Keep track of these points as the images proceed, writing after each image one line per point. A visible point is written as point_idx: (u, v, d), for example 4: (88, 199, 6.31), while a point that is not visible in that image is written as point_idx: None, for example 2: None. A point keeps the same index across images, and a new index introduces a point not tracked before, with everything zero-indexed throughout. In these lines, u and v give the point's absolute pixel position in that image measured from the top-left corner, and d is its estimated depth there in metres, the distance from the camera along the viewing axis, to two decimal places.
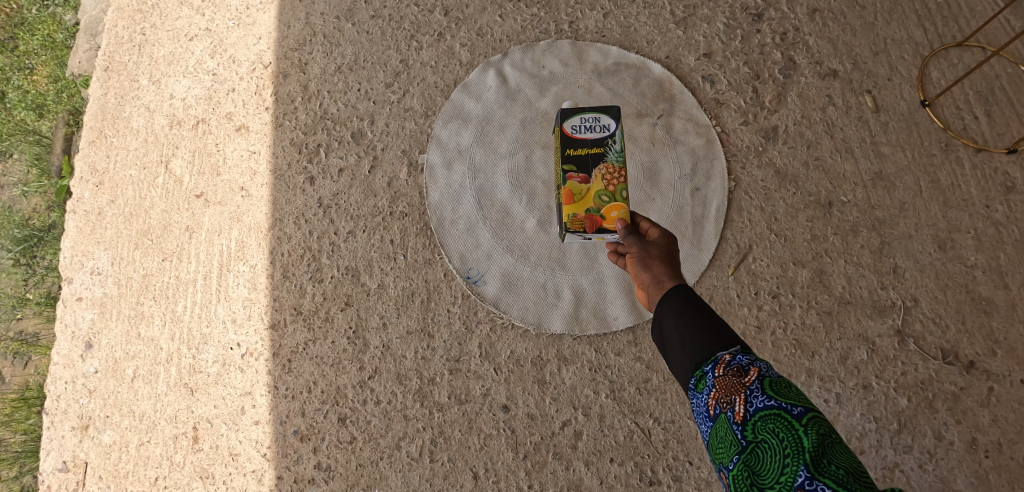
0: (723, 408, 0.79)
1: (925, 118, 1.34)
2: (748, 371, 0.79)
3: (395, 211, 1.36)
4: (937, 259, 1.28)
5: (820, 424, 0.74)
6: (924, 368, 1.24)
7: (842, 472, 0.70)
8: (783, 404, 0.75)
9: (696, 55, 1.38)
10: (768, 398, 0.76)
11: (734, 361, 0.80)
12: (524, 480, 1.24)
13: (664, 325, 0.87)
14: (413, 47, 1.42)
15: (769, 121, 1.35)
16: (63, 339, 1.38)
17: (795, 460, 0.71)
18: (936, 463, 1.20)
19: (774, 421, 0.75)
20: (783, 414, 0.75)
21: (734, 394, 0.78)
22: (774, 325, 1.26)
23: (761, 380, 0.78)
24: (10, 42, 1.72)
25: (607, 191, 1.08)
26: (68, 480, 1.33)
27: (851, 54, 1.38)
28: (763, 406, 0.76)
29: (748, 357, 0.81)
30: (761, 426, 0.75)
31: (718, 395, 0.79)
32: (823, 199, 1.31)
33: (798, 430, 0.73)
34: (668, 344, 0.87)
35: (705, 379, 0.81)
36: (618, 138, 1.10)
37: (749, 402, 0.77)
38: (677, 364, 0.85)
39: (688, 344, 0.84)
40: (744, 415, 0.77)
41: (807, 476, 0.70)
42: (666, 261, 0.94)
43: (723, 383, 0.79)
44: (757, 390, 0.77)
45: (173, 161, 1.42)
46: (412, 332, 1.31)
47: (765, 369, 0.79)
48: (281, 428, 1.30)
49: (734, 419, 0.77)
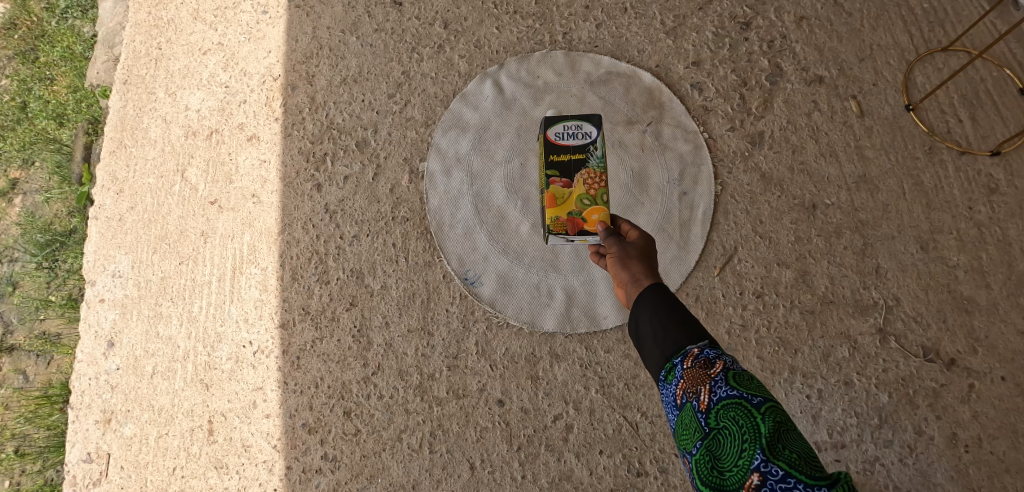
0: (690, 398, 0.84)
1: (910, 122, 1.38)
2: (714, 363, 0.84)
3: (397, 215, 1.43)
4: (919, 259, 1.33)
5: (777, 413, 0.79)
6: (905, 365, 1.29)
7: (795, 456, 0.75)
8: (744, 393, 0.81)
9: (685, 64, 1.44)
10: (730, 387, 0.81)
11: (702, 355, 0.86)
12: (518, 470, 1.32)
13: (639, 319, 0.93)
14: (415, 59, 1.49)
15: (755, 127, 1.40)
16: (87, 338, 1.47)
17: (752, 445, 0.76)
18: (915, 457, 1.25)
19: (735, 409, 0.80)
20: (744, 402, 0.80)
21: (699, 384, 0.84)
22: (758, 323, 1.33)
23: (725, 371, 0.83)
24: (33, 53, 1.84)
25: (588, 194, 1.14)
26: (92, 469, 1.42)
27: (837, 60, 1.42)
28: (726, 395, 0.81)
29: (715, 351, 0.86)
30: (723, 413, 0.80)
31: (686, 385, 0.85)
32: (807, 202, 1.37)
33: (757, 417, 0.78)
34: (642, 336, 0.92)
35: (674, 370, 0.87)
36: (599, 145, 1.16)
37: (713, 392, 0.82)
38: (649, 356, 0.91)
39: (660, 338, 0.90)
40: (708, 403, 0.82)
41: (763, 459, 0.75)
42: (642, 261, 1.00)
43: (690, 374, 0.85)
44: (721, 380, 0.82)
45: (189, 170, 1.51)
46: (413, 331, 1.39)
47: (730, 362, 0.85)
48: (291, 421, 1.38)
49: (699, 408, 0.83)
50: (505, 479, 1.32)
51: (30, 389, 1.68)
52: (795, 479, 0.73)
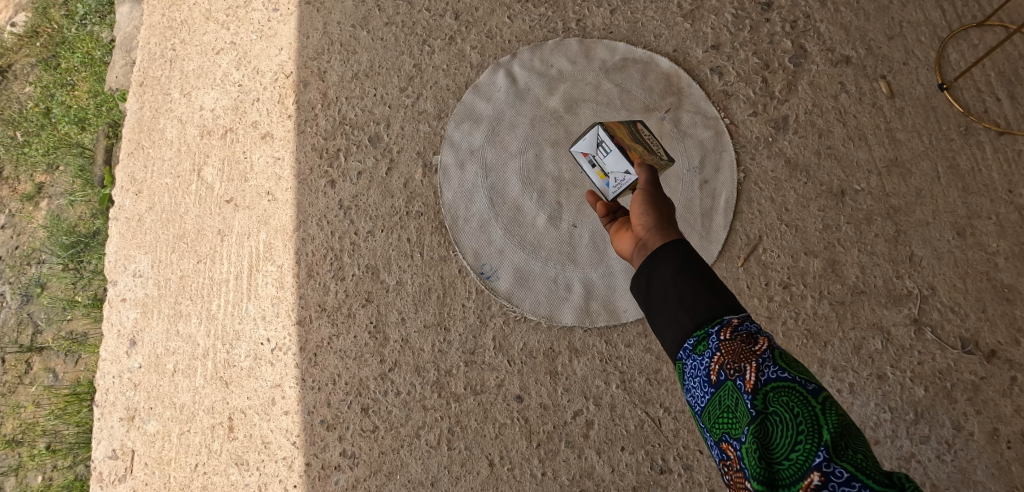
0: (731, 375, 0.79)
1: (944, 102, 1.31)
2: (757, 340, 0.80)
3: (411, 210, 1.42)
4: (956, 246, 1.26)
5: (835, 405, 0.75)
6: (943, 357, 1.23)
7: (859, 457, 0.71)
8: (797, 378, 0.76)
9: (704, 48, 1.40)
10: (780, 369, 0.77)
11: (742, 327, 0.82)
12: (537, 467, 1.30)
13: (660, 278, 0.89)
14: (426, 51, 1.47)
15: (779, 111, 1.35)
16: (110, 337, 1.49)
17: (809, 437, 0.72)
18: (954, 453, 1.19)
19: (788, 394, 0.76)
20: (798, 388, 0.75)
21: (744, 361, 0.78)
22: (785, 315, 1.28)
23: (771, 350, 0.79)
24: (54, 60, 1.87)
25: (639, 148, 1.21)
26: (117, 466, 1.44)
27: (864, 40, 1.36)
28: (775, 377, 0.77)
29: (755, 325, 0.82)
30: (775, 397, 0.76)
31: (724, 360, 0.80)
32: (836, 188, 1.31)
33: (813, 407, 0.74)
34: (667, 298, 0.88)
35: (709, 342, 0.82)
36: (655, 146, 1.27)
37: (761, 371, 0.77)
38: (675, 322, 0.87)
39: (688, 302, 0.86)
40: (755, 383, 0.77)
41: (825, 458, 0.71)
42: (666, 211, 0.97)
43: (730, 348, 0.80)
44: (769, 359, 0.78)
45: (205, 169, 1.51)
46: (429, 326, 1.37)
47: (773, 340, 0.81)
48: (309, 417, 1.38)
49: (744, 388, 0.77)
50: (525, 477, 1.30)
51: (59, 387, 1.70)
52: (860, 483, 0.69)
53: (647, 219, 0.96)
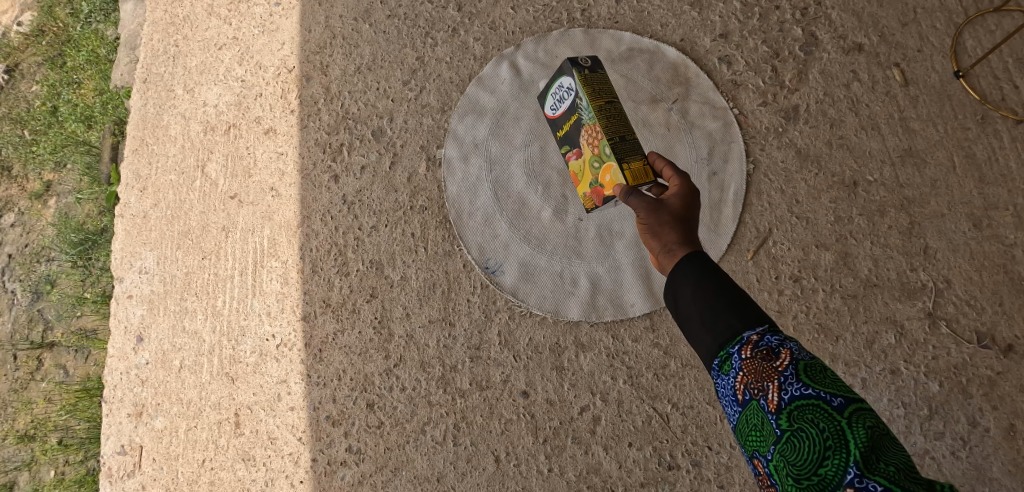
0: (755, 395, 0.78)
1: (960, 90, 1.28)
2: (779, 354, 0.78)
3: (415, 205, 1.40)
4: (972, 238, 1.23)
5: (863, 416, 0.73)
6: (958, 352, 1.20)
7: (892, 469, 0.69)
8: (822, 393, 0.74)
9: (712, 37, 1.37)
10: (804, 386, 0.75)
11: (763, 342, 0.79)
12: (544, 463, 1.29)
13: (683, 300, 0.87)
14: (429, 44, 1.45)
15: (790, 100, 1.32)
16: (117, 333, 1.50)
17: (836, 453, 0.71)
18: (969, 450, 1.17)
19: (813, 411, 0.74)
20: (823, 405, 0.73)
21: (766, 380, 0.77)
22: (795, 309, 1.25)
23: (794, 365, 0.77)
24: (61, 59, 1.87)
25: (595, 155, 1.13)
26: (126, 461, 1.44)
27: (877, 26, 1.32)
28: (799, 394, 0.75)
29: (777, 338, 0.80)
30: (799, 415, 0.74)
31: (747, 379, 0.79)
32: (848, 179, 1.28)
33: (841, 423, 0.72)
34: (689, 319, 0.87)
35: (732, 361, 0.81)
36: (582, 96, 1.11)
37: (783, 390, 0.76)
38: (700, 343, 0.86)
39: (710, 322, 0.84)
40: (778, 403, 0.76)
41: (856, 474, 0.69)
42: (676, 224, 0.92)
43: (752, 367, 0.79)
44: (792, 376, 0.76)
45: (209, 165, 1.51)
46: (434, 321, 1.36)
47: (797, 352, 0.78)
48: (315, 413, 1.38)
49: (769, 408, 0.76)
50: (531, 473, 1.29)
51: (70, 383, 1.72)
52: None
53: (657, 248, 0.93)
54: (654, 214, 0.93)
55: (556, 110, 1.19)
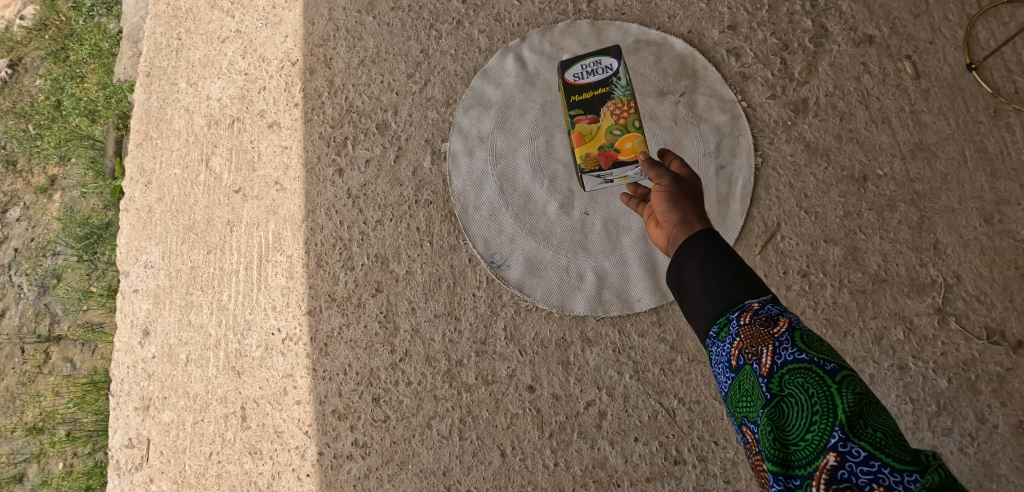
0: (748, 358, 0.78)
1: (972, 83, 1.26)
2: (777, 321, 0.78)
3: (420, 199, 1.40)
4: (983, 233, 1.22)
5: (853, 383, 0.72)
6: (967, 348, 1.19)
7: (879, 435, 0.68)
8: (814, 359, 0.74)
9: (720, 28, 1.35)
10: (798, 351, 0.75)
11: (763, 310, 0.79)
12: (549, 458, 1.29)
13: (687, 268, 0.87)
14: (433, 36, 1.44)
15: (799, 93, 1.31)
16: (124, 327, 1.50)
17: (823, 417, 0.70)
18: (977, 446, 1.16)
19: (803, 375, 0.73)
20: (814, 369, 0.73)
21: (760, 344, 0.77)
22: (803, 304, 1.24)
23: (790, 331, 0.77)
24: (64, 53, 1.86)
25: (618, 124, 1.16)
26: (134, 454, 1.45)
27: (888, 18, 1.30)
28: (791, 359, 0.74)
29: (777, 307, 0.80)
30: (789, 379, 0.74)
31: (742, 344, 0.79)
32: (857, 173, 1.27)
33: (830, 387, 0.71)
34: (691, 288, 0.86)
35: (729, 327, 0.81)
36: (621, 75, 1.18)
37: (777, 354, 0.75)
38: (700, 311, 0.85)
39: (712, 290, 0.83)
40: (770, 367, 0.75)
41: (841, 437, 0.68)
42: (693, 200, 0.94)
43: (748, 332, 0.78)
44: (786, 341, 0.76)
45: (213, 159, 1.50)
46: (439, 316, 1.36)
47: (795, 322, 0.78)
48: (321, 407, 1.38)
49: (760, 371, 0.76)
50: (537, 467, 1.29)
51: (77, 376, 1.73)
52: (878, 462, 0.66)
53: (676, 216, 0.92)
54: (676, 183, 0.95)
55: (579, 78, 1.20)
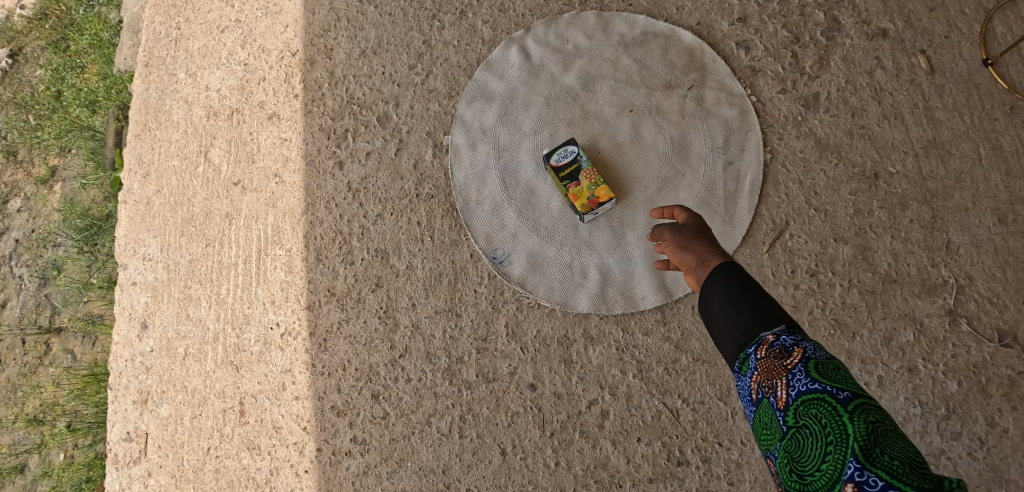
0: (766, 393, 0.78)
1: (988, 78, 1.23)
2: (791, 353, 0.77)
3: (421, 193, 1.38)
4: (996, 233, 1.19)
5: (869, 410, 0.70)
6: (978, 351, 1.17)
7: (896, 463, 0.65)
8: (828, 387, 0.72)
9: (730, 21, 1.32)
10: (811, 381, 0.73)
11: (778, 342, 0.79)
12: (550, 457, 1.27)
13: (708, 304, 0.86)
14: (436, 27, 1.42)
15: (810, 88, 1.28)
16: (122, 320, 1.48)
17: (836, 447, 0.68)
18: (987, 451, 1.14)
19: (817, 405, 0.72)
20: (827, 398, 0.71)
21: (775, 378, 0.77)
22: (811, 304, 1.22)
23: (804, 361, 0.75)
24: (64, 43, 1.84)
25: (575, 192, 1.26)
26: (132, 448, 1.44)
27: (903, 11, 1.27)
28: (805, 389, 0.73)
29: (793, 337, 0.79)
30: (804, 410, 0.73)
31: (760, 378, 0.79)
32: (869, 170, 1.24)
33: (843, 416, 0.69)
34: (714, 323, 0.85)
35: (748, 361, 0.81)
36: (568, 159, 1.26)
37: (790, 386, 0.75)
38: (724, 346, 0.85)
39: (733, 326, 0.83)
40: (785, 400, 0.75)
41: (856, 467, 0.66)
42: (703, 239, 0.93)
43: (764, 365, 0.78)
44: (800, 372, 0.75)
45: (212, 151, 1.48)
46: (440, 312, 1.34)
47: (811, 351, 0.76)
48: (320, 403, 1.36)
49: (777, 405, 0.76)
50: (537, 466, 1.27)
51: (78, 368, 1.71)
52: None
53: (692, 260, 0.92)
54: (682, 232, 0.95)
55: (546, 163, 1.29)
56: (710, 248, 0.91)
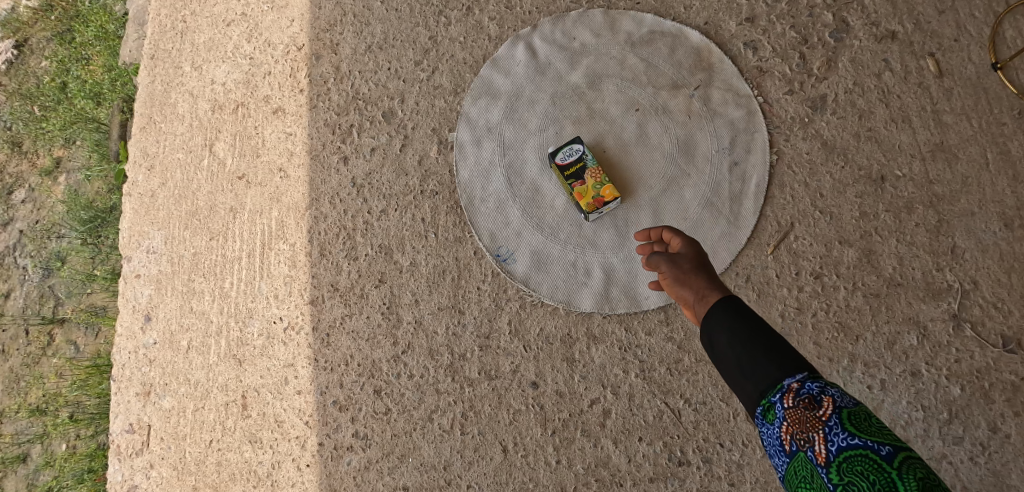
0: (801, 446, 0.78)
1: (997, 82, 1.23)
2: (821, 402, 0.78)
3: (426, 189, 1.37)
4: (1002, 238, 1.19)
5: (914, 464, 0.71)
6: (981, 356, 1.17)
7: None
8: (870, 442, 0.73)
9: (738, 21, 1.32)
10: (851, 435, 0.74)
11: (804, 390, 0.79)
12: (552, 455, 1.27)
13: (715, 340, 0.88)
14: (442, 23, 1.41)
15: (817, 90, 1.28)
16: (125, 313, 1.49)
17: None
18: (988, 456, 1.15)
19: (863, 462, 0.73)
20: (871, 454, 0.73)
21: (811, 431, 0.77)
22: (815, 307, 1.22)
23: (839, 414, 0.76)
24: (69, 34, 1.84)
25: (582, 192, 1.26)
26: (134, 440, 1.44)
27: (912, 13, 1.26)
28: (846, 444, 0.74)
29: (817, 384, 0.80)
30: (847, 466, 0.74)
31: (792, 430, 0.79)
32: (875, 173, 1.24)
33: (892, 474, 0.70)
34: (724, 363, 0.87)
35: (774, 410, 0.81)
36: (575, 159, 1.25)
37: (829, 441, 0.76)
38: (741, 392, 0.86)
39: (747, 368, 0.84)
40: (826, 456, 0.76)
41: None
42: (700, 272, 0.97)
43: (795, 417, 0.79)
44: (838, 426, 0.76)
45: (216, 145, 1.48)
46: (443, 309, 1.34)
47: (843, 401, 0.78)
48: (322, 397, 1.37)
49: (816, 460, 0.77)
50: (539, 464, 1.28)
51: (80, 359, 1.72)
52: None
53: (692, 295, 0.95)
54: (679, 267, 0.98)
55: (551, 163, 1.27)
56: (710, 282, 0.95)
